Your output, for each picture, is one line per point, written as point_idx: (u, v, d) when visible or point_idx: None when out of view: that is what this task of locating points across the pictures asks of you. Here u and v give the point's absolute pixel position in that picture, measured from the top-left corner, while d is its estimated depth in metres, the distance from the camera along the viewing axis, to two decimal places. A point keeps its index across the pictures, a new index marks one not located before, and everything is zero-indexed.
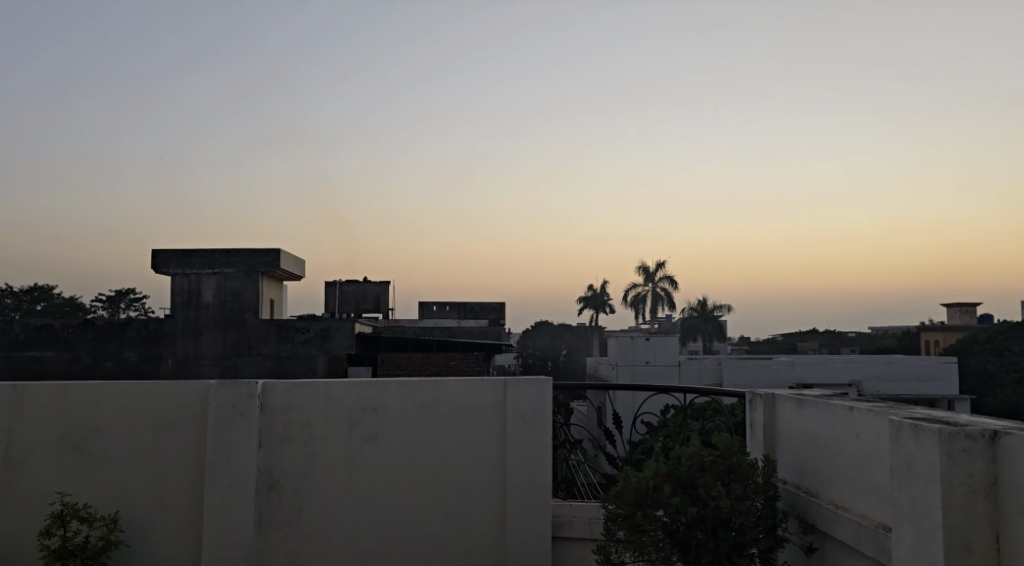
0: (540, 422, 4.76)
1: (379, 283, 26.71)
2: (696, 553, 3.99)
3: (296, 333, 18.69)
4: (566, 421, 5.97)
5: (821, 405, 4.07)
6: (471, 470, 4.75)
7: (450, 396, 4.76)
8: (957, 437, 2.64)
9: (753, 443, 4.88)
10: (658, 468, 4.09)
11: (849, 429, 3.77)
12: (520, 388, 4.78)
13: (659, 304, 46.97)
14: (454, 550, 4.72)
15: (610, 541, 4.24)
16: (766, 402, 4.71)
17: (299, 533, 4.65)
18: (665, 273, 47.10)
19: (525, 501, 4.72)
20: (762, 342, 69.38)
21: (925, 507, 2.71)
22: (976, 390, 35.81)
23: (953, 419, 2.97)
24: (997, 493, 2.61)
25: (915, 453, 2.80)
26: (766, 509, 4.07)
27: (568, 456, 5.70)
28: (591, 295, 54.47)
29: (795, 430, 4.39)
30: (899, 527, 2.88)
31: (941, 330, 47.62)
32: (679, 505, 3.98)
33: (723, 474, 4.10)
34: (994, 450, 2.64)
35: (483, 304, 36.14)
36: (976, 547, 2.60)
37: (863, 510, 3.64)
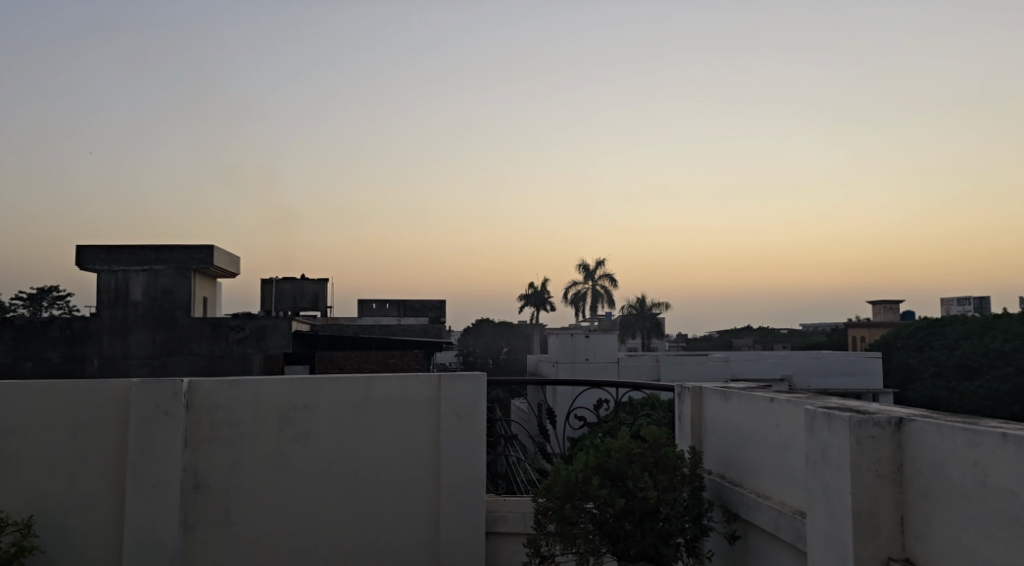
0: (474, 417, 4.77)
1: (317, 281, 26.31)
2: (624, 543, 4.06)
3: (229, 332, 18.29)
4: (504, 417, 5.97)
5: (744, 398, 4.19)
6: (403, 466, 4.73)
7: (383, 392, 4.73)
8: (865, 425, 2.74)
9: (681, 436, 4.97)
10: (588, 461, 4.15)
11: (771, 420, 3.88)
12: (454, 385, 4.78)
13: (598, 302, 47.47)
14: (386, 548, 4.69)
15: (540, 534, 4.25)
16: (694, 395, 4.81)
17: (226, 533, 4.55)
18: (604, 272, 47.59)
19: (459, 498, 4.73)
20: (697, 340, 70.75)
21: (836, 492, 2.81)
22: (899, 383, 37.26)
23: (862, 408, 3.10)
24: (902, 478, 2.73)
25: (827, 441, 2.90)
26: (692, 499, 4.18)
27: (508, 452, 5.76)
28: (531, 293, 54.73)
29: (720, 423, 4.50)
30: (814, 513, 2.97)
31: (867, 327, 49.40)
32: (607, 497, 4.04)
33: (651, 466, 4.17)
34: (899, 436, 2.75)
35: (422, 302, 35.99)
36: (883, 530, 2.71)
37: (782, 498, 3.76)
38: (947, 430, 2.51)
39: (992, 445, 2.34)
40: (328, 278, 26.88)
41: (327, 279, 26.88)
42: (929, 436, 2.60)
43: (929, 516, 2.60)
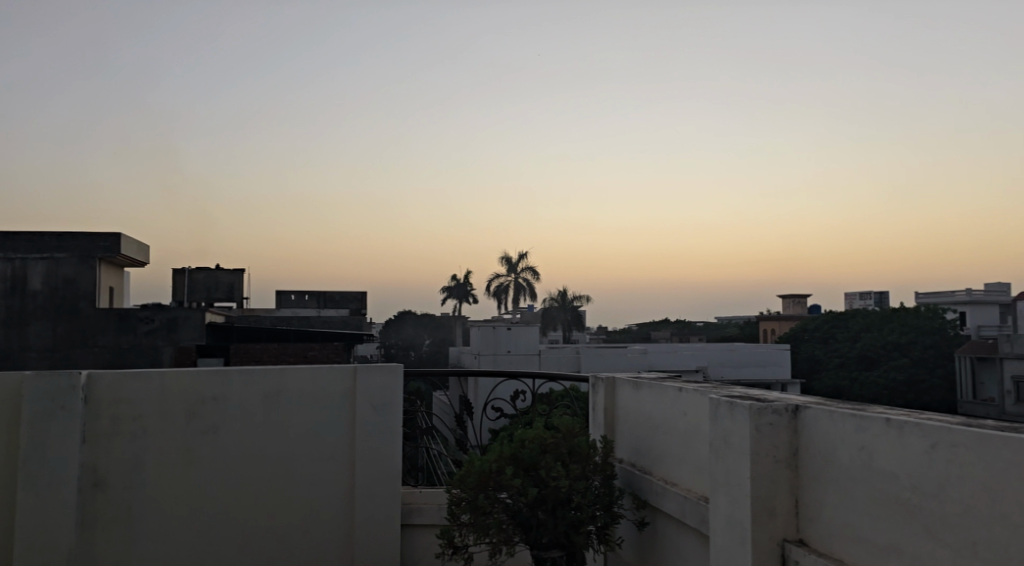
0: (389, 409, 4.73)
1: (232, 271, 25.54)
2: (537, 532, 4.11)
3: (138, 323, 17.56)
4: (425, 410, 5.95)
5: (654, 388, 4.29)
6: (315, 460, 4.64)
7: (296, 384, 4.63)
8: (764, 412, 2.85)
9: (594, 426, 5.04)
10: (502, 451, 4.17)
11: (679, 409, 3.98)
12: (370, 376, 4.72)
13: (521, 295, 47.72)
14: (296, 544, 4.60)
15: (454, 525, 4.24)
16: (607, 385, 4.89)
17: (127, 532, 4.38)
18: (527, 265, 47.84)
19: (374, 490, 4.69)
20: (615, 332, 71.89)
21: (737, 478, 2.90)
22: (806, 373, 38.87)
23: (763, 397, 3.21)
24: (797, 463, 2.85)
25: (729, 429, 2.99)
26: (603, 487, 4.25)
27: (430, 446, 5.75)
28: (454, 285, 54.56)
29: (632, 412, 4.59)
30: (716, 498, 3.07)
31: (777, 320, 51.38)
32: (520, 487, 4.07)
33: (564, 455, 4.21)
34: (796, 423, 2.87)
35: (343, 293, 35.43)
36: (779, 513, 2.83)
37: (688, 485, 3.87)
38: (839, 417, 2.62)
39: (877, 430, 2.45)
40: (244, 269, 26.13)
41: (242, 270, 26.12)
42: (822, 422, 2.71)
43: (821, 499, 2.71)
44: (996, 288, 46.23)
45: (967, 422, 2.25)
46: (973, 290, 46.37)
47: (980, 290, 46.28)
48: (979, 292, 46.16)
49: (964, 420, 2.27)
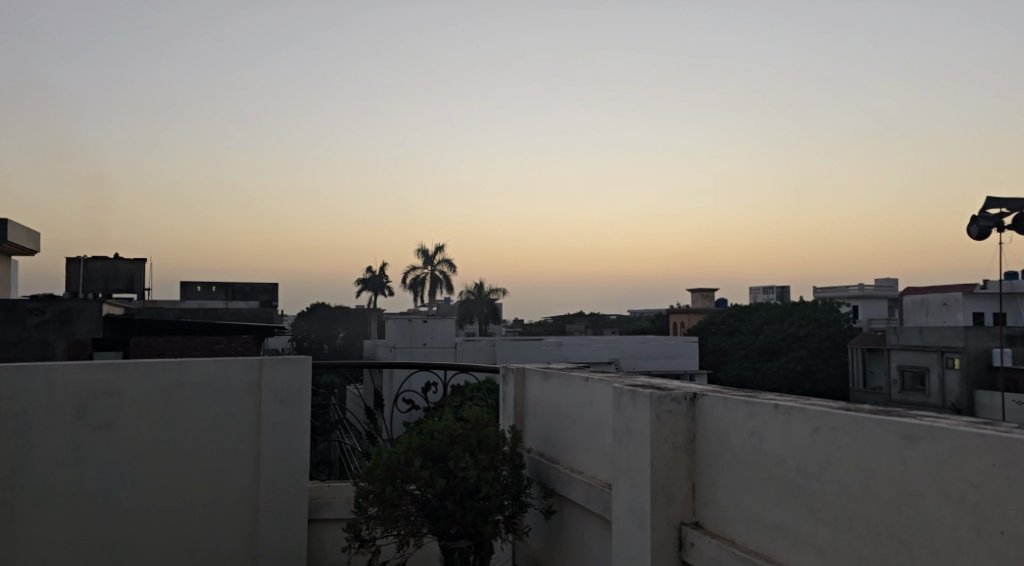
0: (295, 402, 4.66)
1: (132, 260, 24.45)
2: (445, 522, 4.10)
3: (27, 316, 16.38)
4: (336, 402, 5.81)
5: (562, 378, 4.36)
6: (219, 456, 4.51)
7: (197, 377, 4.48)
8: (664, 400, 2.94)
9: (504, 416, 5.08)
10: (410, 442, 4.15)
11: (585, 398, 4.06)
12: (277, 368, 4.62)
13: (436, 287, 47.47)
14: (198, 542, 4.47)
15: (361, 518, 4.19)
16: (517, 376, 4.94)
17: (12, 535, 4.16)
18: (443, 257, 47.61)
19: (280, 485, 4.61)
20: (530, 324, 72.54)
21: (638, 464, 2.98)
22: (711, 365, 40.23)
23: (664, 385, 3.31)
24: (694, 450, 2.97)
25: (631, 417, 3.07)
26: (512, 477, 4.29)
27: (342, 439, 5.68)
28: (369, 277, 53.79)
29: (540, 402, 4.66)
30: (619, 484, 3.15)
31: (686, 313, 52.98)
32: (429, 478, 4.05)
33: (473, 446, 4.22)
34: (693, 410, 2.98)
35: (252, 284, 34.43)
36: (676, 497, 2.93)
37: (593, 472, 3.96)
38: (733, 404, 2.73)
39: (767, 415, 2.56)
40: (146, 259, 25.04)
41: (144, 259, 25.02)
42: (717, 410, 2.82)
43: (716, 484, 2.82)
44: (885, 282, 48.90)
45: (846, 406, 2.38)
46: (865, 285, 48.96)
47: (871, 285, 48.91)
48: (870, 287, 48.77)
49: (846, 404, 2.40)
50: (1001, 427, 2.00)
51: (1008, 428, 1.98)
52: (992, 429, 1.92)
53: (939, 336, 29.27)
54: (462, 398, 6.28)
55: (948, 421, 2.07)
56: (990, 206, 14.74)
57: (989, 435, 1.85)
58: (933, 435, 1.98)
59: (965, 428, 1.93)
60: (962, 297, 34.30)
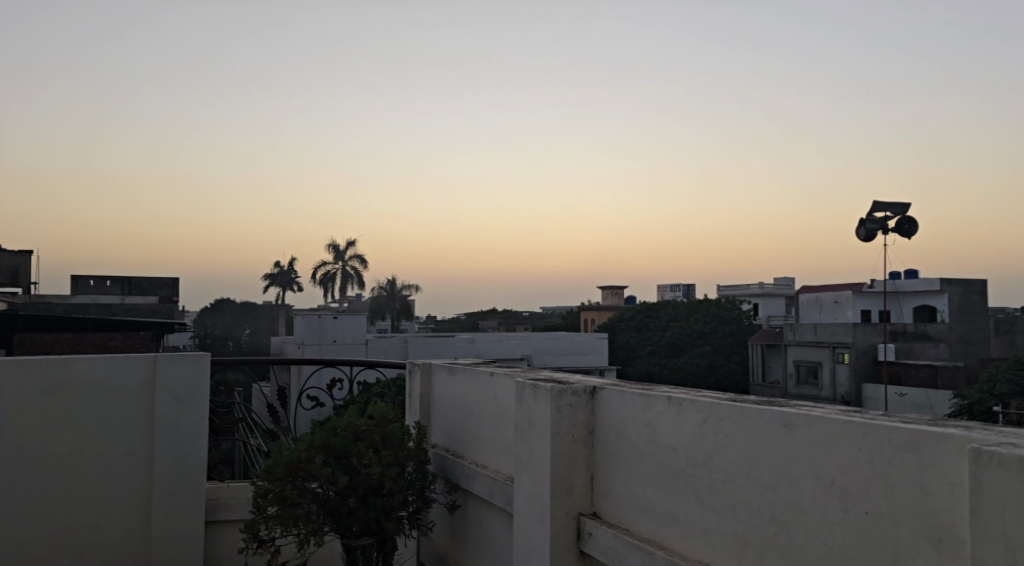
0: (192, 400, 4.49)
1: (17, 253, 23.03)
2: (347, 520, 4.02)
3: None
4: (240, 400, 5.59)
5: (467, 373, 4.36)
6: (110, 456, 4.31)
7: (84, 376, 4.25)
8: (564, 394, 2.99)
9: (409, 412, 5.02)
10: (312, 440, 4.05)
11: (490, 392, 4.07)
12: (173, 365, 4.45)
13: (347, 283, 46.66)
14: (84, 547, 4.25)
15: (259, 518, 4.06)
16: (424, 373, 4.90)
17: None
18: (354, 252, 46.82)
19: (175, 487, 4.44)
20: (444, 321, 72.21)
21: (537, 456, 3.03)
22: (621, 360, 41.06)
23: (566, 378, 3.36)
24: (593, 441, 3.03)
25: (533, 410, 3.10)
26: (417, 473, 4.26)
27: (246, 438, 5.46)
28: (277, 272, 52.34)
29: (446, 397, 4.65)
30: (520, 477, 3.18)
31: (597, 310, 53.88)
32: (330, 475, 3.97)
33: (377, 442, 4.17)
34: (592, 403, 3.03)
35: (151, 279, 32.93)
36: (575, 488, 2.98)
37: (496, 467, 3.98)
38: (630, 396, 2.80)
39: (660, 407, 2.64)
40: (33, 251, 23.62)
41: (31, 251, 23.61)
42: (616, 402, 2.89)
43: (613, 475, 2.89)
44: (783, 281, 51.05)
45: (734, 398, 2.48)
46: (765, 283, 50.92)
47: (770, 283, 50.90)
48: (769, 286, 50.76)
49: (734, 396, 2.50)
50: (869, 413, 2.12)
51: (875, 414, 2.10)
52: (858, 416, 2.04)
53: (831, 332, 30.72)
54: (368, 395, 6.16)
55: (824, 409, 2.19)
56: (879, 209, 15.53)
57: (857, 422, 1.96)
58: (809, 423, 2.08)
59: (838, 416, 2.03)
60: (852, 296, 36.11)
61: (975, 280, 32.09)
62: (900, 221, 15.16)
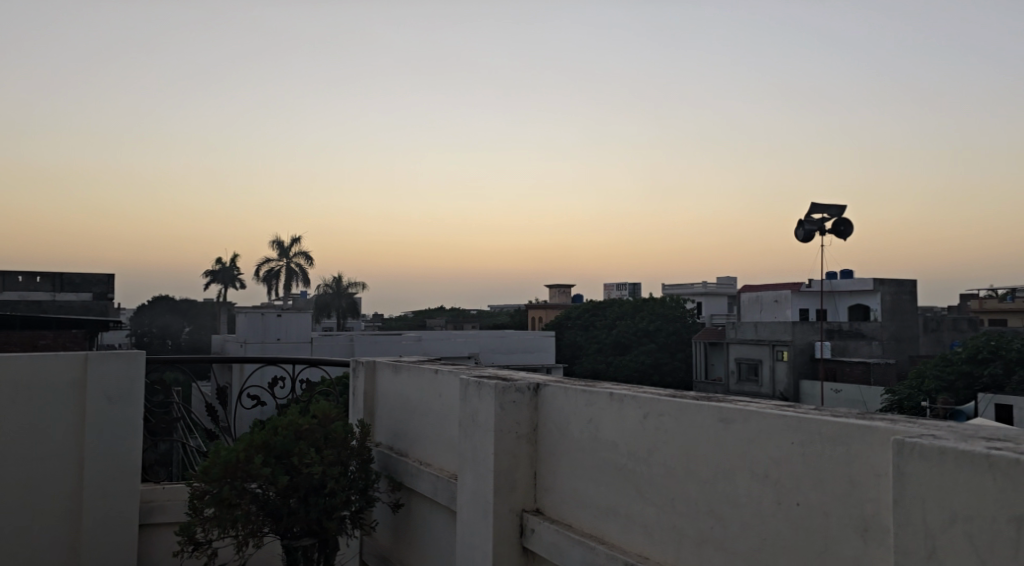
0: (125, 400, 4.36)
1: None
2: (288, 521, 3.95)
3: None
4: (178, 400, 5.44)
5: (412, 371, 4.33)
6: (37, 459, 4.16)
7: (11, 376, 4.09)
8: (508, 391, 2.99)
9: (353, 411, 4.96)
10: (252, 439, 3.97)
11: (434, 390, 4.05)
12: (105, 364, 4.31)
13: (292, 280, 45.87)
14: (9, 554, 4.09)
15: (196, 521, 3.96)
16: (368, 370, 4.84)
17: None
18: (299, 249, 46.04)
19: (107, 488, 4.31)
20: (391, 319, 71.68)
21: (481, 454, 3.03)
22: (567, 358, 41.30)
23: (509, 376, 3.36)
24: (536, 438, 3.04)
25: (477, 408, 3.10)
26: (360, 471, 4.21)
27: (184, 439, 5.32)
28: (219, 269, 51.14)
29: (390, 395, 4.61)
30: (463, 475, 3.17)
31: (545, 308, 54.12)
32: (270, 475, 3.89)
33: (318, 441, 4.11)
34: (536, 400, 3.05)
35: (84, 276, 31.26)
36: (518, 486, 2.99)
37: (441, 464, 3.97)
38: (572, 393, 2.82)
39: (602, 404, 2.67)
40: None
41: None
42: (559, 399, 2.90)
43: (555, 472, 2.91)
44: (726, 280, 52.14)
45: (674, 393, 2.52)
46: (708, 282, 51.89)
47: (713, 282, 51.89)
48: (712, 285, 51.74)
49: (674, 393, 2.54)
50: (802, 407, 2.18)
51: (806, 409, 2.16)
52: (791, 410, 2.10)
53: (771, 330, 31.46)
54: (311, 394, 6.06)
55: (760, 404, 2.24)
56: (817, 210, 15.98)
57: (790, 416, 2.01)
58: (745, 417, 2.13)
59: (771, 411, 2.09)
60: (791, 295, 37.04)
61: (906, 280, 33.25)
62: (837, 223, 15.62)
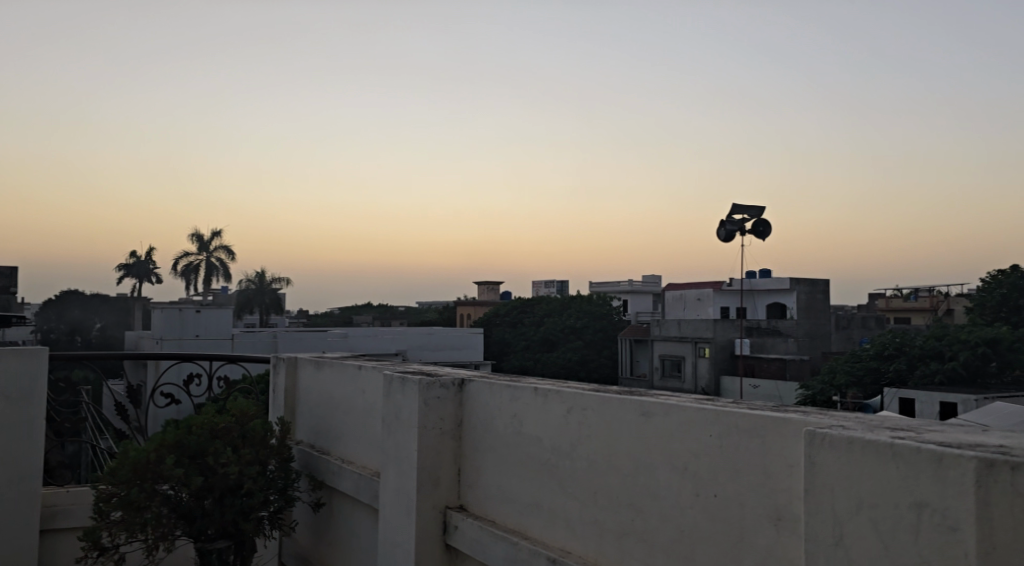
0: (26, 399, 4.15)
1: None
2: (202, 523, 3.82)
3: None
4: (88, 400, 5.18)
5: (335, 367, 4.25)
6: None
7: None
8: (432, 386, 2.96)
9: (273, 408, 4.83)
10: (163, 439, 3.82)
11: (357, 386, 3.98)
12: (5, 362, 4.08)
13: (212, 275, 44.48)
14: None
15: (102, 524, 3.77)
16: (288, 366, 4.73)
17: None
18: (219, 243, 44.69)
19: (5, 493, 4.09)
20: (316, 316, 70.36)
21: (404, 451, 2.99)
22: (495, 355, 41.35)
23: (434, 372, 3.33)
24: (461, 434, 3.02)
25: (400, 404, 3.06)
26: (279, 470, 4.11)
27: (94, 441, 5.07)
28: (134, 263, 49.12)
29: (312, 391, 4.52)
30: (386, 472, 3.13)
31: (473, 305, 54.05)
32: (184, 476, 3.75)
33: (236, 440, 3.99)
34: (460, 396, 3.03)
35: None
36: (442, 482, 2.97)
37: (363, 462, 3.91)
38: (497, 388, 2.81)
39: (527, 399, 2.67)
40: None
41: None
42: (483, 395, 2.89)
43: (478, 467, 2.90)
44: (650, 278, 53.26)
45: (597, 388, 2.53)
46: (633, 281, 52.80)
47: (638, 281, 52.87)
48: (638, 283, 52.66)
49: (597, 387, 2.56)
50: (721, 401, 2.22)
51: (726, 403, 2.20)
52: (711, 404, 2.13)
53: (693, 328, 32.26)
54: (228, 393, 5.88)
55: (679, 398, 2.28)
56: (737, 211, 16.44)
57: (708, 409, 2.05)
58: (666, 411, 2.15)
59: (691, 404, 2.12)
60: (713, 293, 38.05)
61: (820, 279, 34.56)
62: (756, 224, 16.10)
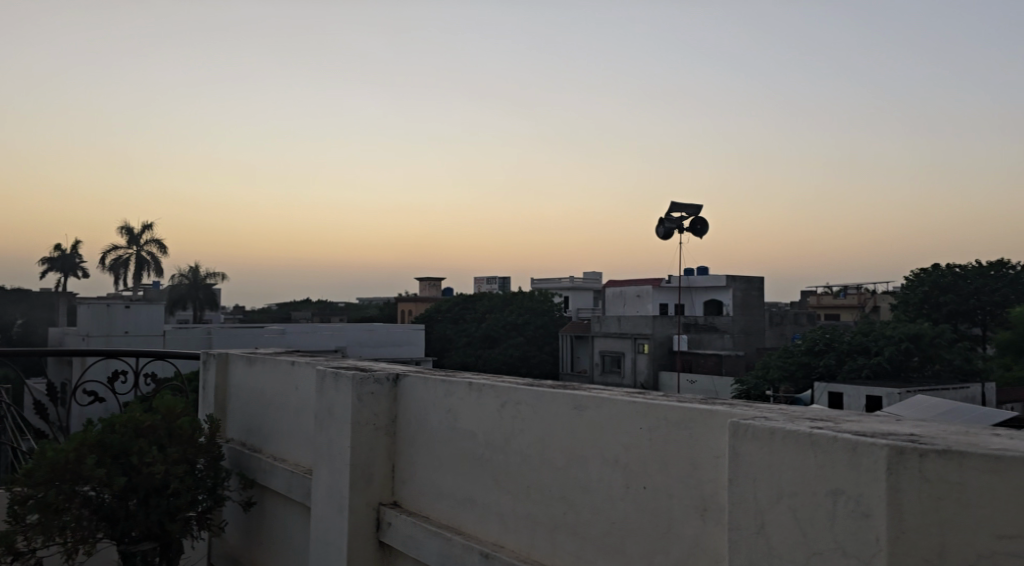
0: None
1: None
2: (125, 525, 3.70)
3: None
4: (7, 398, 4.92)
5: (267, 362, 4.16)
6: None
7: None
8: (366, 381, 2.92)
9: (203, 405, 4.70)
10: (84, 438, 3.67)
11: (290, 382, 3.91)
12: None
13: (143, 269, 43.10)
14: None
15: (17, 528, 3.60)
16: (220, 362, 4.61)
17: None
18: (151, 237, 43.34)
19: None
20: (254, 311, 68.85)
21: (337, 448, 2.94)
22: (436, 352, 41.14)
23: (367, 367, 3.29)
24: (394, 430, 2.99)
25: (333, 400, 3.01)
26: (207, 469, 4.00)
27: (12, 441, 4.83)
28: (59, 257, 47.24)
29: (243, 387, 4.42)
30: (318, 468, 3.07)
31: (414, 302, 53.68)
32: (105, 476, 3.62)
33: (162, 438, 3.87)
34: (394, 391, 3.00)
35: None
36: (375, 478, 2.93)
37: (295, 459, 3.84)
38: (431, 384, 2.79)
39: (461, 393, 2.65)
40: None
41: None
42: (417, 390, 2.87)
43: (413, 463, 2.87)
44: (591, 275, 53.78)
45: (531, 382, 2.54)
46: (574, 277, 53.21)
47: (579, 277, 53.30)
48: (579, 280, 53.08)
49: (532, 381, 2.56)
50: (650, 394, 2.25)
51: (655, 395, 2.23)
52: (641, 397, 2.15)
53: (633, 324, 32.67)
54: (157, 390, 5.68)
55: (611, 391, 2.29)
56: (676, 209, 16.69)
57: (639, 402, 2.07)
58: (597, 404, 2.17)
59: (621, 398, 2.14)
60: (652, 290, 38.64)
61: (754, 277, 35.39)
62: (693, 222, 16.38)
